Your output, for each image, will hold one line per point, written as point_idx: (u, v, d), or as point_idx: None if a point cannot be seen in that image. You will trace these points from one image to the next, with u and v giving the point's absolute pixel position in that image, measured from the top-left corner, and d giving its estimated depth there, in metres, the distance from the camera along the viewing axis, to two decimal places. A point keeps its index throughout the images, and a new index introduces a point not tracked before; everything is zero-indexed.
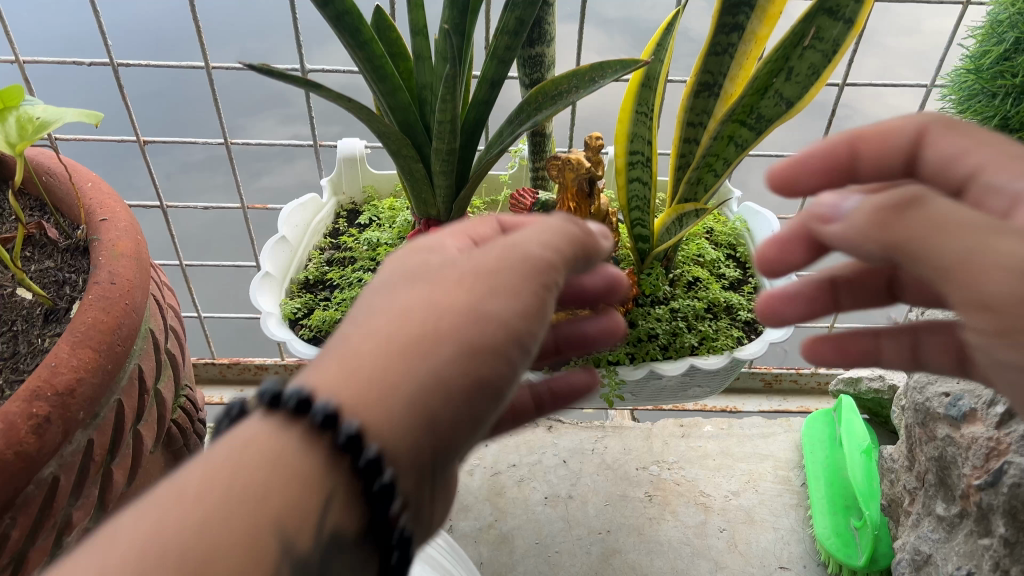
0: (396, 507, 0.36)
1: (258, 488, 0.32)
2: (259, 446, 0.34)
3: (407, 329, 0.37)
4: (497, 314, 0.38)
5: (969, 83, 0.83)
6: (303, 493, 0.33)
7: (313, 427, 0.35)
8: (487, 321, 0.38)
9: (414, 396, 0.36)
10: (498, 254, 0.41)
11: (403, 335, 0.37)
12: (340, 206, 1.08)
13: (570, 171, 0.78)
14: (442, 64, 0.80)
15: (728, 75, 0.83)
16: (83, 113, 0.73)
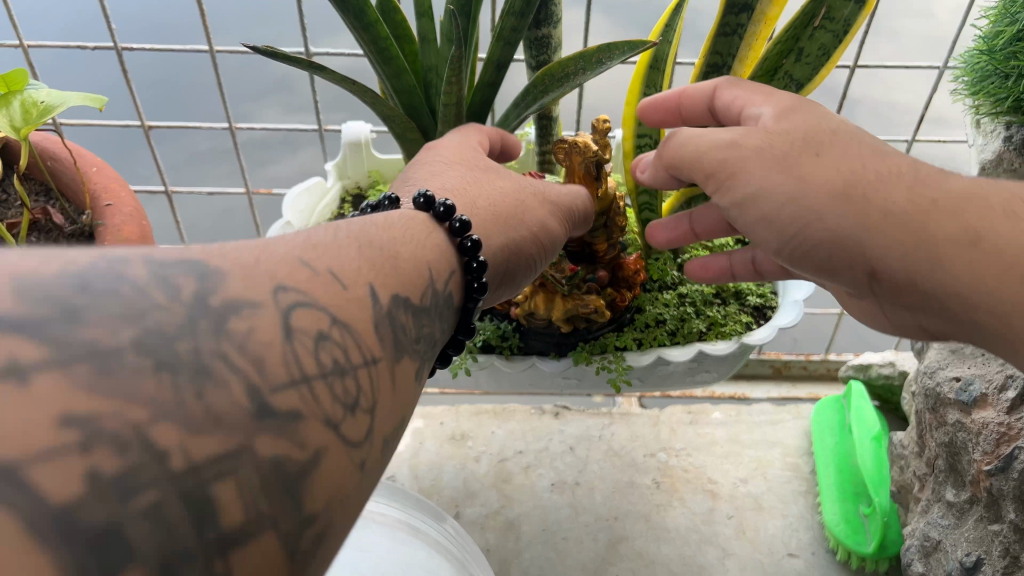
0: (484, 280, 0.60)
1: (410, 248, 0.53)
2: (420, 223, 0.58)
3: (501, 210, 0.67)
4: (544, 221, 0.70)
5: (982, 64, 0.81)
6: (442, 256, 0.56)
7: (446, 222, 0.59)
8: (524, 211, 0.68)
9: (506, 239, 0.65)
10: (541, 189, 0.73)
11: (499, 209, 0.67)
12: (345, 190, 1.07)
13: (578, 155, 0.77)
14: (447, 46, 0.79)
15: (737, 57, 0.81)
16: (86, 97, 0.73)
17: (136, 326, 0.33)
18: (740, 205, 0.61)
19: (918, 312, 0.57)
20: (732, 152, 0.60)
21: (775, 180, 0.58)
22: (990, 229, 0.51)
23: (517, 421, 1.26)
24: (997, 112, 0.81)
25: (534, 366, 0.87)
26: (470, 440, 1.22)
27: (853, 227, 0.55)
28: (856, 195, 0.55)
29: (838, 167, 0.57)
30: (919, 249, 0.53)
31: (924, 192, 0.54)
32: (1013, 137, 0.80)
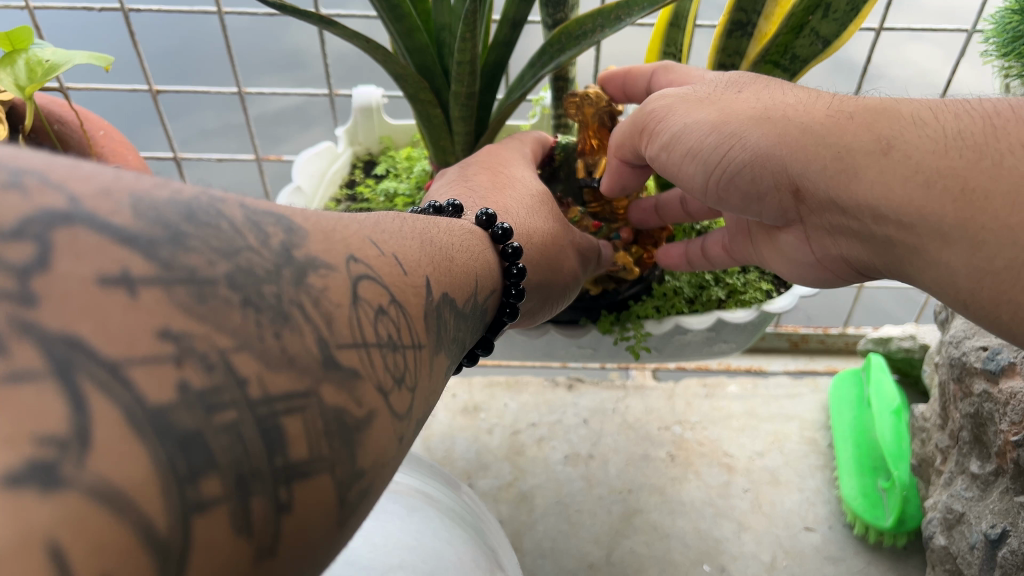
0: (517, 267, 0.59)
1: (463, 257, 0.52)
2: (476, 239, 0.58)
3: (548, 235, 0.67)
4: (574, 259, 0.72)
5: (1014, 23, 0.78)
6: (489, 275, 0.56)
7: (501, 242, 0.59)
8: (563, 243, 0.70)
9: (545, 267, 0.66)
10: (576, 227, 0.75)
11: (548, 236, 0.67)
12: (356, 157, 1.05)
13: (590, 107, 0.79)
14: (461, 3, 0.77)
15: (762, 13, 0.78)
16: (93, 56, 0.71)
17: (230, 262, 0.32)
18: (671, 149, 0.67)
19: (842, 229, 0.59)
20: (662, 103, 0.67)
21: (700, 120, 0.64)
22: (901, 138, 0.53)
23: (530, 393, 1.24)
24: None
25: (549, 334, 0.85)
26: (482, 412, 1.21)
27: (775, 146, 0.59)
28: (775, 118, 0.59)
29: (755, 100, 0.62)
30: (839, 159, 0.55)
31: (842, 109, 0.57)
32: None
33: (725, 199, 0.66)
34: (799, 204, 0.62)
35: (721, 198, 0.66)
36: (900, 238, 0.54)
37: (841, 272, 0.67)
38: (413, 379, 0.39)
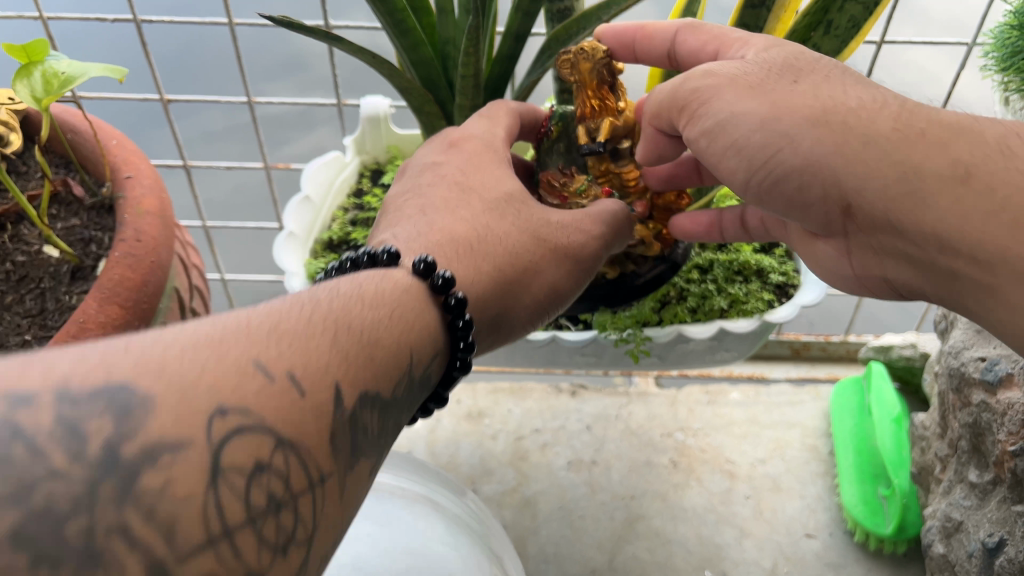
0: (461, 321, 0.56)
1: (392, 333, 0.50)
2: (412, 296, 0.54)
3: (511, 271, 0.64)
4: (553, 281, 0.68)
5: (1013, 39, 0.80)
6: (426, 337, 0.54)
7: (443, 294, 0.56)
8: (535, 271, 0.66)
9: (501, 307, 0.63)
10: (568, 237, 0.69)
11: (511, 273, 0.64)
12: (364, 165, 1.06)
13: (586, 61, 0.73)
14: (465, 19, 0.78)
15: (764, 29, 0.78)
16: (106, 68, 0.72)
17: (21, 508, 0.31)
18: (713, 136, 0.62)
19: (894, 250, 0.58)
20: (708, 82, 0.62)
21: (751, 108, 0.59)
22: (982, 168, 0.52)
23: (534, 399, 1.25)
24: None
25: (555, 341, 0.86)
26: (486, 418, 1.22)
27: (834, 155, 0.56)
28: (836, 125, 0.56)
29: (816, 97, 0.58)
30: (903, 178, 0.53)
31: (911, 124, 0.55)
32: None
33: (763, 202, 0.63)
34: (846, 220, 0.59)
35: (758, 200, 0.63)
36: (972, 273, 0.52)
37: (875, 288, 0.66)
38: (308, 529, 0.40)
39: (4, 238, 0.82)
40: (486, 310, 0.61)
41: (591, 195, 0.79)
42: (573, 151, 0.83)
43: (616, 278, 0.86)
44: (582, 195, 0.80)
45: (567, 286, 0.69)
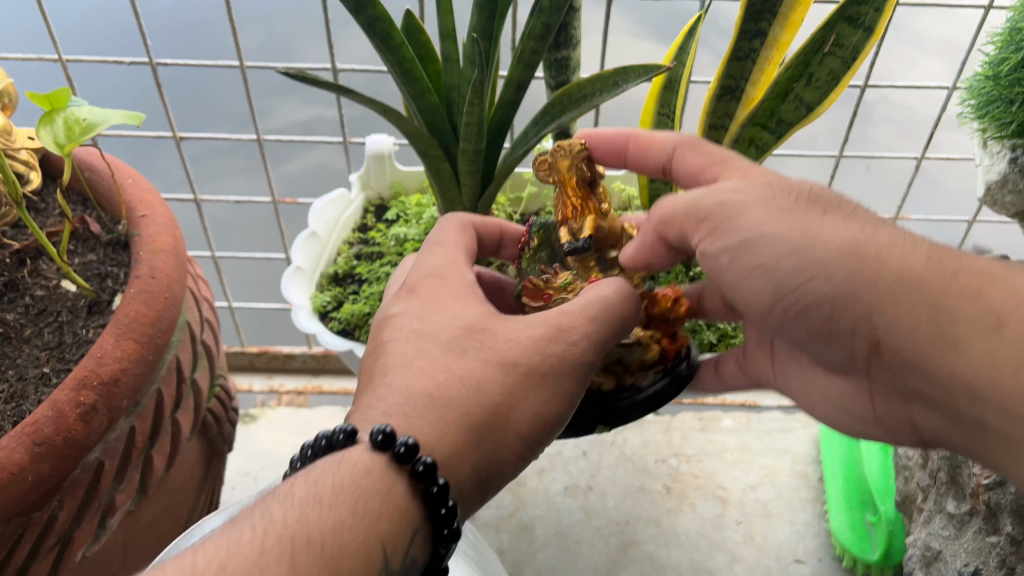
0: (436, 485, 0.53)
1: (356, 530, 0.49)
2: (374, 480, 0.52)
3: (481, 414, 0.57)
4: (540, 412, 0.59)
5: (988, 89, 0.85)
6: (400, 524, 0.52)
7: (409, 463, 0.53)
8: (515, 408, 0.58)
9: (480, 459, 0.57)
10: (559, 351, 0.60)
11: (482, 416, 0.57)
12: (368, 201, 1.10)
13: (565, 156, 0.76)
14: (470, 68, 0.82)
15: (750, 80, 0.85)
16: (127, 116, 0.76)
17: None
18: (738, 254, 0.62)
19: (922, 391, 0.58)
20: (736, 199, 0.62)
21: (781, 232, 0.59)
22: (1016, 317, 0.52)
23: None
24: (1002, 135, 0.83)
25: None
26: None
27: (867, 289, 0.56)
28: (869, 258, 0.57)
29: (848, 231, 0.58)
30: (934, 321, 0.54)
31: (944, 265, 0.56)
32: (1019, 159, 0.81)
33: (787, 327, 0.64)
34: (873, 357, 0.60)
35: (782, 324, 0.64)
36: (996, 422, 0.53)
37: (900, 429, 0.67)
38: None
39: (23, 272, 0.86)
40: (458, 469, 0.56)
41: (579, 287, 0.73)
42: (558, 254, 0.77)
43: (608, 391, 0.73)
44: (567, 290, 0.73)
45: (561, 412, 0.60)
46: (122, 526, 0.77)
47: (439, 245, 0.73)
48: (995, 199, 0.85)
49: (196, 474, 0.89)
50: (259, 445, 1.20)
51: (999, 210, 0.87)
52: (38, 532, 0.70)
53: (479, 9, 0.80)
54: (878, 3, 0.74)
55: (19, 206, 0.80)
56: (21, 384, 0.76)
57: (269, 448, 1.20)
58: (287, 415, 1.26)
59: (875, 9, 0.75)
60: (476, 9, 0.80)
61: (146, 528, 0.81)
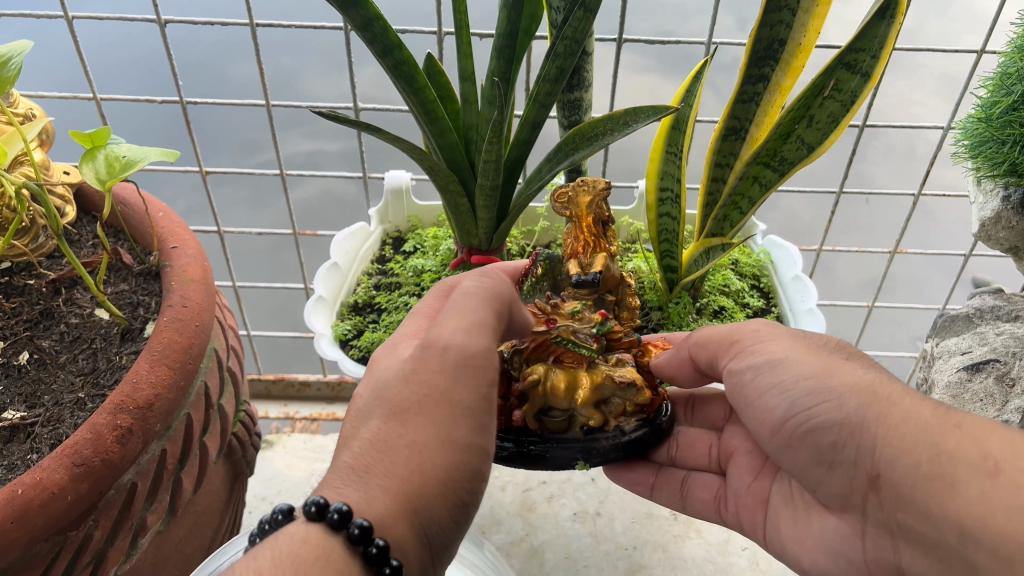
0: (376, 544, 0.53)
1: None
2: (311, 549, 0.52)
3: (400, 473, 0.56)
4: (462, 464, 0.58)
5: (980, 130, 0.89)
6: None
7: (343, 528, 0.53)
8: (441, 467, 0.57)
9: (417, 521, 0.56)
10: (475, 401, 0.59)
11: (401, 477, 0.56)
12: (386, 234, 1.15)
13: (587, 192, 0.83)
14: (488, 108, 0.87)
15: (754, 121, 0.89)
16: (163, 153, 0.81)
17: None
18: (762, 372, 0.68)
19: (913, 532, 0.59)
20: (770, 331, 0.71)
21: (806, 361, 0.66)
22: (1012, 464, 0.53)
23: None
24: (995, 174, 0.87)
25: None
26: (496, 470, 1.28)
27: (874, 420, 0.60)
28: (881, 395, 0.61)
29: (865, 373, 0.64)
30: (936, 460, 0.56)
31: (952, 415, 0.58)
32: (1011, 196, 0.86)
33: (794, 448, 0.67)
34: (871, 489, 0.62)
35: (790, 443, 0.67)
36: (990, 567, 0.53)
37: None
38: None
39: (58, 301, 0.90)
40: (393, 530, 0.55)
41: (585, 318, 0.76)
42: (560, 290, 0.81)
43: (595, 424, 0.73)
44: (574, 317, 0.76)
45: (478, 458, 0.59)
46: (152, 545, 0.81)
47: (413, 313, 0.74)
48: (989, 235, 0.90)
49: (221, 496, 0.92)
50: (276, 470, 1.23)
51: (993, 245, 0.91)
52: (73, 550, 0.73)
53: (498, 54, 0.84)
54: (874, 50, 0.79)
55: (59, 238, 0.84)
56: (58, 408, 0.79)
57: (285, 473, 1.22)
58: (302, 441, 1.29)
59: (871, 56, 0.79)
60: (494, 54, 0.84)
61: (174, 547, 0.84)
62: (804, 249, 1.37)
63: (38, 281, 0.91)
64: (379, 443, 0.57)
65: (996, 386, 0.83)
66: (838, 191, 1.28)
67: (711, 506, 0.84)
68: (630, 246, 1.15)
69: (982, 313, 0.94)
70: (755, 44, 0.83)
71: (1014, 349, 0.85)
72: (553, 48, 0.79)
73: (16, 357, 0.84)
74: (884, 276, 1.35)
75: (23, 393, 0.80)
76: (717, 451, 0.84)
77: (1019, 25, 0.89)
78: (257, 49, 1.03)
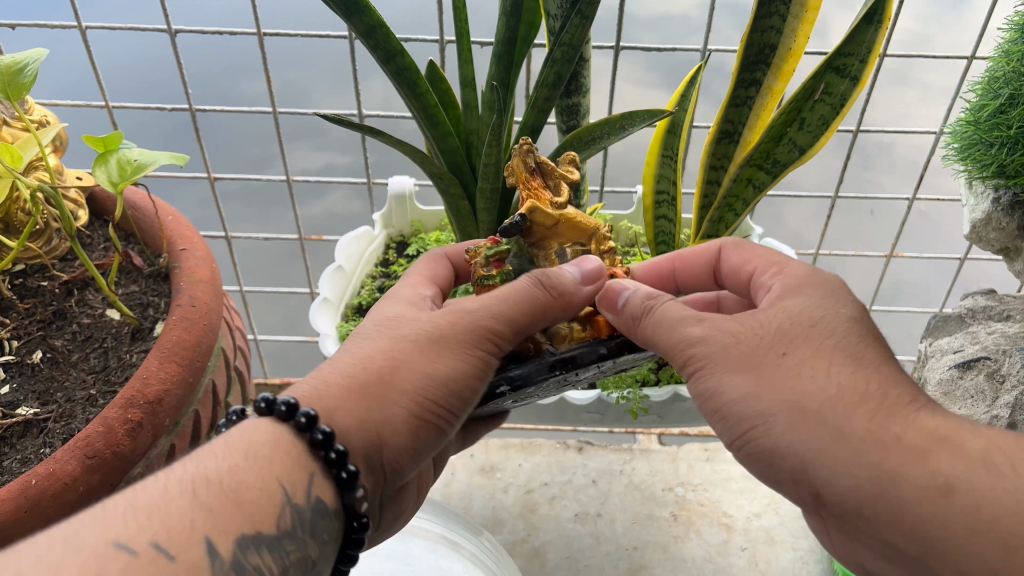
0: (322, 432, 0.56)
1: (251, 476, 0.53)
2: (261, 436, 0.56)
3: (366, 375, 0.60)
4: (430, 370, 0.61)
5: (969, 133, 0.91)
6: (292, 468, 0.55)
7: (290, 419, 0.56)
8: (410, 372, 0.61)
9: (366, 419, 0.59)
10: (452, 319, 0.64)
11: (366, 377, 0.60)
12: (389, 238, 1.18)
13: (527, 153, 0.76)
14: (488, 114, 0.89)
15: (747, 124, 0.92)
16: (173, 156, 0.83)
17: None
18: (705, 398, 0.61)
19: (874, 545, 0.54)
20: (704, 339, 0.61)
21: (738, 381, 0.58)
22: (966, 483, 0.49)
23: (543, 454, 1.33)
24: (985, 176, 0.89)
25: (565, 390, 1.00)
26: (499, 472, 1.29)
27: (805, 442, 0.54)
28: (811, 413, 0.55)
29: (798, 379, 0.56)
30: (879, 482, 0.51)
31: (891, 424, 0.53)
32: (1001, 199, 0.88)
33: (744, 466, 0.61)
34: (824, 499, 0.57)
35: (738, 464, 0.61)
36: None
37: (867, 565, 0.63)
38: None
39: (71, 302, 0.92)
40: (339, 420, 0.58)
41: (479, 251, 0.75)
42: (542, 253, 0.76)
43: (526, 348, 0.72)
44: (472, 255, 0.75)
45: (460, 373, 0.63)
46: None
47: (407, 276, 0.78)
48: (981, 236, 0.92)
49: None
50: None
51: (984, 245, 0.94)
52: None
53: (498, 60, 0.87)
54: (862, 55, 0.81)
55: (72, 239, 0.86)
56: (71, 404, 0.81)
57: None
58: None
59: (860, 60, 0.81)
60: (494, 60, 0.87)
61: None
62: (802, 253, 1.39)
63: (51, 283, 0.94)
64: (357, 355, 0.62)
65: (987, 382, 0.85)
66: (833, 195, 1.31)
67: None
68: (629, 249, 1.17)
69: (974, 313, 0.96)
70: (746, 50, 0.85)
71: (1004, 347, 0.87)
72: (552, 54, 0.82)
73: (30, 355, 0.86)
74: (880, 278, 1.37)
75: (36, 390, 0.83)
76: None
77: (1006, 30, 0.91)
78: (264, 57, 1.05)
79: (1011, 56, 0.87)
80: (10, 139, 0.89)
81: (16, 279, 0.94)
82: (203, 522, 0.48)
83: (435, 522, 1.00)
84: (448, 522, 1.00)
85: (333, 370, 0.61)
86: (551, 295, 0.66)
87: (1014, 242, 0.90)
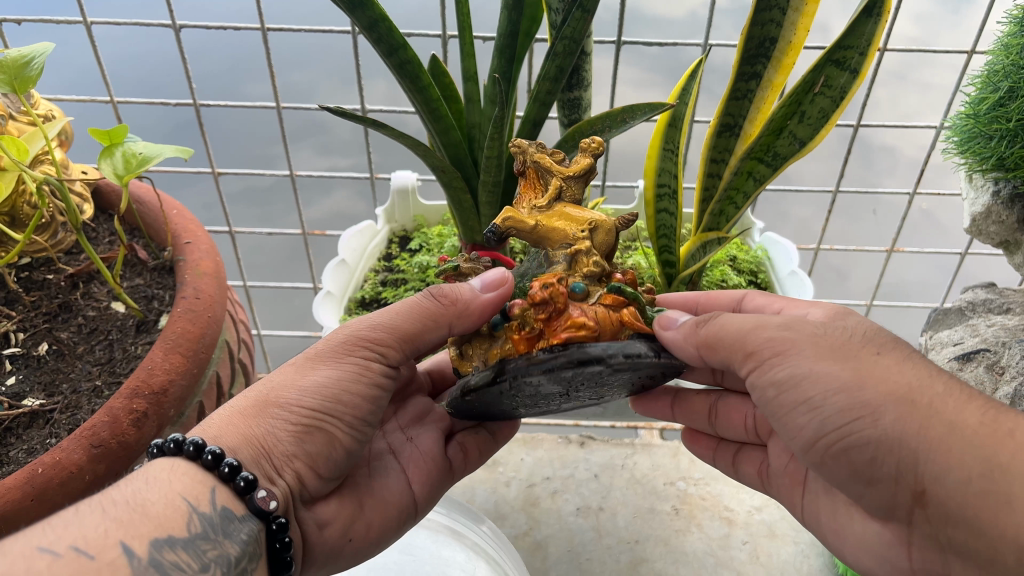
0: (213, 450, 0.56)
1: (149, 493, 0.52)
2: (159, 468, 0.56)
3: (244, 404, 0.63)
4: (305, 384, 0.64)
5: (969, 127, 0.91)
6: (193, 482, 0.55)
7: (179, 450, 0.57)
8: (284, 389, 0.63)
9: (250, 434, 0.61)
10: (317, 348, 0.67)
11: (242, 403, 0.63)
12: (392, 233, 1.19)
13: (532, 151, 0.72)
14: (491, 108, 0.90)
15: (748, 118, 0.93)
16: (177, 150, 0.83)
17: None
18: (783, 389, 0.60)
19: (963, 544, 0.56)
20: (784, 335, 0.60)
21: (832, 371, 0.58)
22: None
23: (545, 449, 1.34)
24: (984, 169, 0.90)
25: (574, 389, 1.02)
26: (501, 466, 1.30)
27: (914, 433, 0.55)
28: (920, 405, 0.55)
29: (902, 373, 0.57)
30: (988, 475, 0.53)
31: (1001, 422, 0.55)
32: (1001, 192, 0.89)
33: (827, 466, 0.60)
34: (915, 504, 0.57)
35: (823, 462, 0.60)
36: None
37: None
38: None
39: (77, 294, 0.93)
40: (222, 438, 0.59)
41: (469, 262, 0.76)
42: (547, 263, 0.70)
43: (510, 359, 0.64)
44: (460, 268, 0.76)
45: (338, 381, 0.65)
46: None
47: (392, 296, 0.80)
48: (980, 230, 0.93)
49: None
50: None
51: (983, 239, 0.94)
52: None
53: (499, 54, 0.88)
54: (862, 48, 0.81)
55: (78, 232, 0.87)
56: (76, 396, 0.82)
57: None
58: None
59: (860, 53, 0.82)
60: (496, 54, 0.88)
61: None
62: (803, 247, 1.40)
63: (57, 275, 0.95)
64: (239, 396, 0.65)
65: (987, 373, 0.85)
66: (834, 190, 1.31)
67: (758, 480, 0.84)
68: (630, 243, 1.18)
69: (975, 306, 0.97)
70: (747, 43, 0.85)
71: (1004, 339, 0.87)
72: (553, 48, 0.82)
73: (36, 347, 0.87)
74: (882, 272, 1.38)
75: (42, 381, 0.83)
76: (752, 424, 0.83)
77: (1006, 23, 0.91)
78: (267, 51, 1.06)
79: (1010, 50, 0.87)
80: (16, 133, 0.90)
81: (23, 272, 0.95)
82: (117, 528, 0.48)
83: (439, 511, 1.01)
84: (452, 513, 1.00)
85: (218, 411, 0.63)
86: (442, 304, 0.67)
87: (1014, 235, 0.91)
